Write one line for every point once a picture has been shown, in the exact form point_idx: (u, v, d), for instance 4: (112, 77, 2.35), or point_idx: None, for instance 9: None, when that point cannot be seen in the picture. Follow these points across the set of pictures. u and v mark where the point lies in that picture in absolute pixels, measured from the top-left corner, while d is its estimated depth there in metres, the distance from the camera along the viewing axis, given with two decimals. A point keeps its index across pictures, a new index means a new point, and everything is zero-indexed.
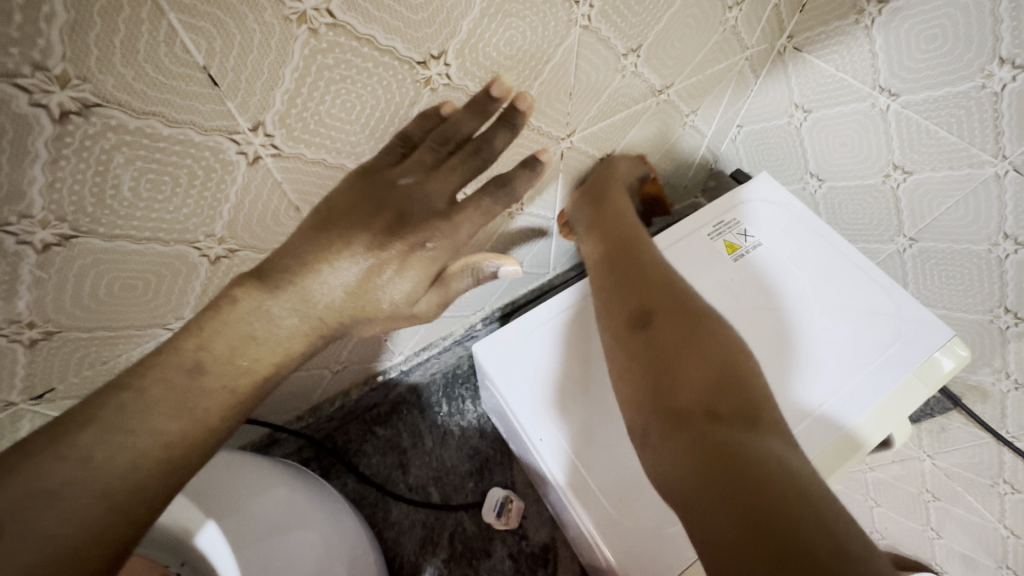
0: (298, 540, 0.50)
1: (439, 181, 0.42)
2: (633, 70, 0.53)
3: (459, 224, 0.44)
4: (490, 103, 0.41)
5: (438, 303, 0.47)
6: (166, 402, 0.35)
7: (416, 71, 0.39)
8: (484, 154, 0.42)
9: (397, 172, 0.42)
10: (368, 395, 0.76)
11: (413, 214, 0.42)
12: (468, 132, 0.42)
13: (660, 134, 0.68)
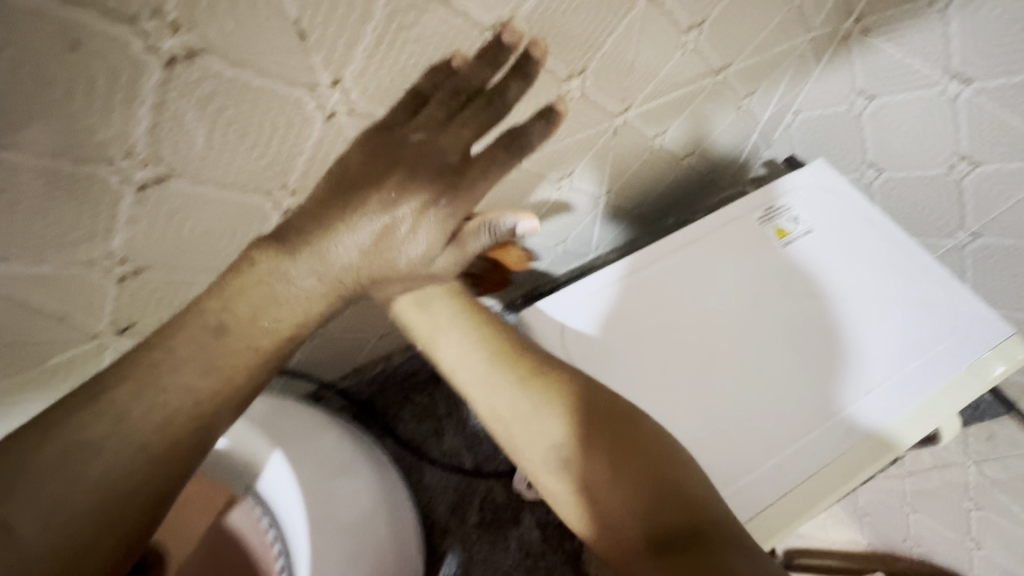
0: (344, 486, 0.53)
1: (450, 137, 0.39)
2: (694, 47, 0.53)
3: (471, 186, 0.40)
4: (501, 56, 0.37)
5: (456, 262, 0.45)
6: (196, 359, 0.36)
7: (485, 36, 0.40)
8: (496, 108, 0.38)
9: (410, 129, 0.40)
10: (408, 361, 0.79)
11: (417, 172, 0.39)
12: (482, 84, 0.38)
13: (713, 116, 0.68)
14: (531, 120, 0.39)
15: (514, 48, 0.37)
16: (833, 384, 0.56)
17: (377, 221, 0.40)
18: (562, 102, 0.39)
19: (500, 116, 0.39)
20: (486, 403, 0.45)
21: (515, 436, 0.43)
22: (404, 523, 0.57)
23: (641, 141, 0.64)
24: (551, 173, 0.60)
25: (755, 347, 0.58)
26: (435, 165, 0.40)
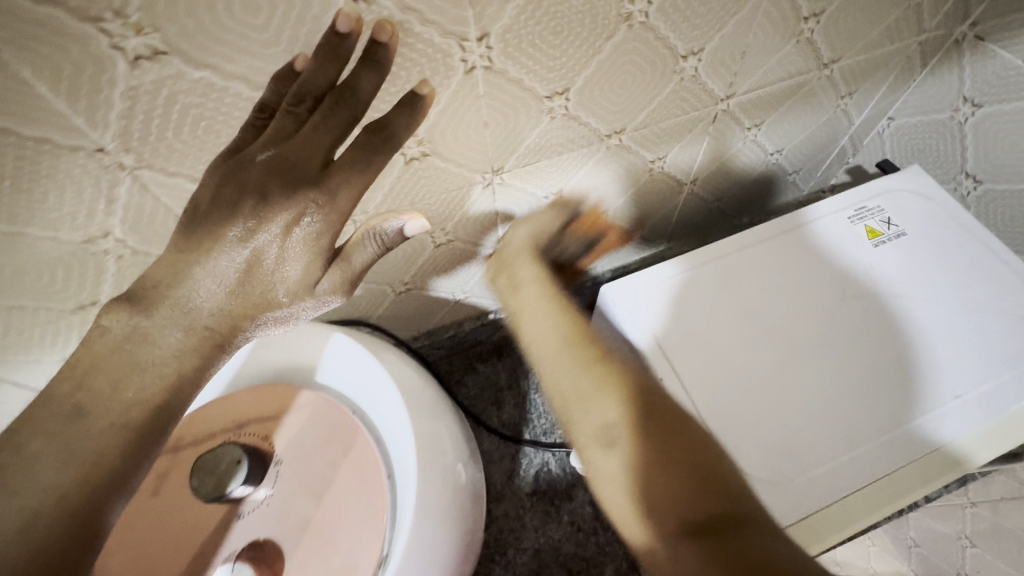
0: (421, 427, 0.49)
1: (297, 151, 0.36)
2: (808, 37, 0.54)
3: (336, 191, 0.37)
4: (344, 43, 0.34)
5: (347, 278, 0.44)
6: (53, 450, 0.33)
7: (622, 5, 0.42)
8: (344, 105, 0.35)
9: (255, 149, 0.37)
10: (476, 331, 0.82)
11: (271, 199, 0.37)
12: (330, 82, 0.36)
13: (809, 113, 0.67)
14: (393, 112, 0.37)
15: (354, 36, 0.34)
16: (922, 387, 0.54)
17: (239, 251, 0.38)
18: (427, 84, 0.37)
19: (357, 114, 0.36)
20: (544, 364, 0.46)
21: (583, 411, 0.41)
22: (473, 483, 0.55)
23: (736, 130, 0.65)
24: (647, 151, 0.62)
25: (843, 343, 0.57)
26: (291, 185, 0.36)
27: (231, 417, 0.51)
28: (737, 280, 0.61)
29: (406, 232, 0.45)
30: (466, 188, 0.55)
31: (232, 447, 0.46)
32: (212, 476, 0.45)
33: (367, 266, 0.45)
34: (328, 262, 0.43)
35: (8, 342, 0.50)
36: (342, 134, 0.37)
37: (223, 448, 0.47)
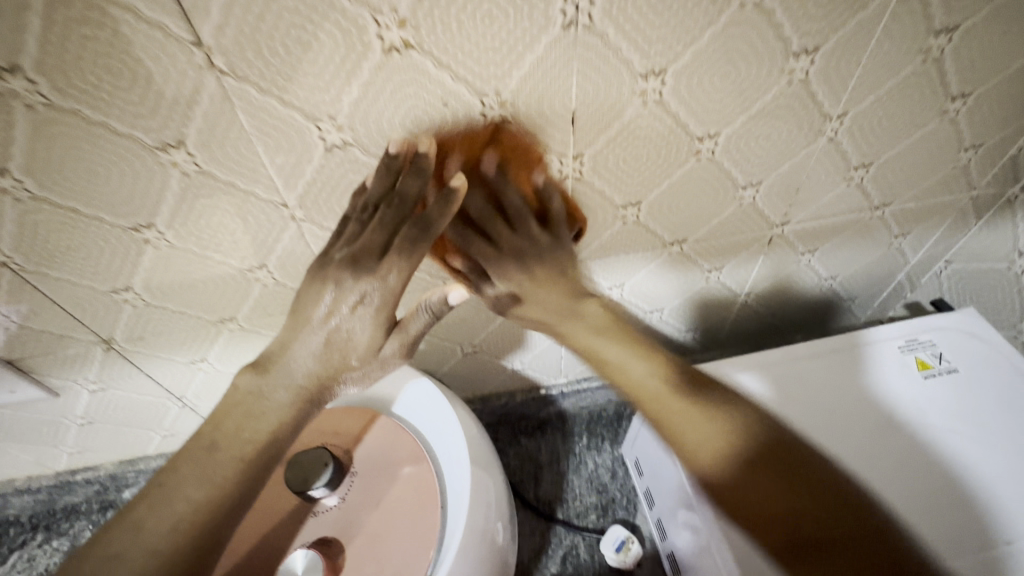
0: (476, 476, 0.54)
1: (359, 248, 0.46)
2: (859, 182, 0.61)
3: (388, 274, 0.46)
4: (395, 162, 0.43)
5: (403, 345, 0.52)
6: (195, 476, 0.44)
7: (693, 142, 0.52)
8: (397, 204, 0.44)
9: (337, 250, 0.48)
10: (527, 403, 0.88)
11: (344, 283, 0.47)
12: (387, 188, 0.44)
13: (862, 247, 0.73)
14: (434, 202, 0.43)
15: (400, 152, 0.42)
16: (972, 528, 0.53)
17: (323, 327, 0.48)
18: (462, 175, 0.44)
19: (410, 211, 0.44)
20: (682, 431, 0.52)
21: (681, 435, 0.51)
22: (507, 553, 0.56)
23: (791, 253, 0.71)
24: (706, 261, 0.69)
25: (887, 466, 0.58)
26: (360, 271, 0.46)
27: (320, 429, 0.60)
28: (781, 389, 0.65)
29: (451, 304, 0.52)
30: None
31: (322, 450, 0.55)
32: (304, 469, 0.55)
33: (419, 333, 0.53)
34: (386, 330, 0.51)
35: (160, 340, 0.62)
36: (393, 230, 0.45)
37: (311, 451, 0.56)
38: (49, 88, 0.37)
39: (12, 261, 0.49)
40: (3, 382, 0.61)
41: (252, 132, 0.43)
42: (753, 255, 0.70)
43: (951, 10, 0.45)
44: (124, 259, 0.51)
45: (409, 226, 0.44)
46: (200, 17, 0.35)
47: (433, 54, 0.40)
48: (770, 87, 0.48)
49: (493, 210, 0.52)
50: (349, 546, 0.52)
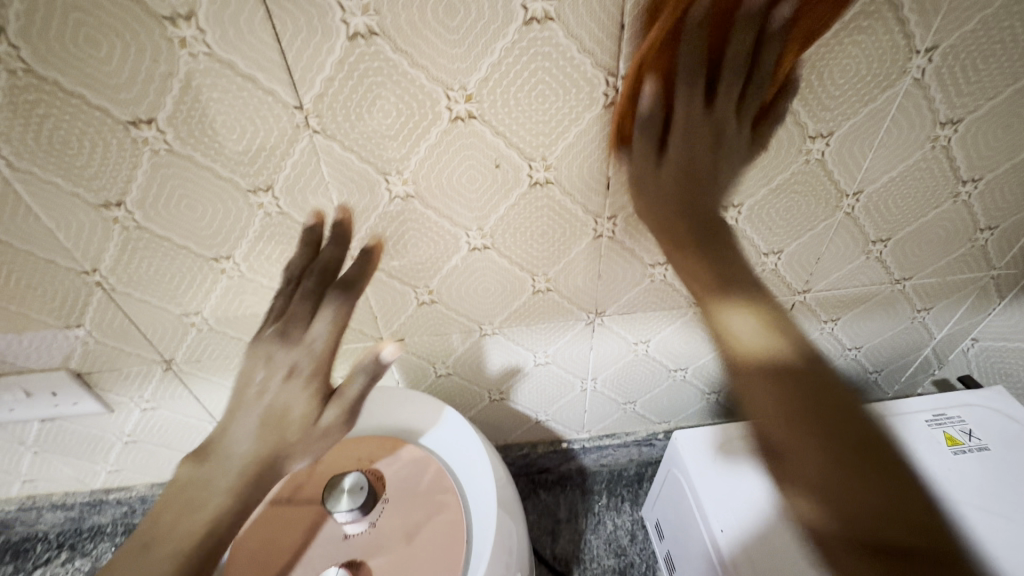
0: (501, 521, 0.55)
1: (291, 316, 0.48)
2: (877, 255, 0.64)
3: (312, 333, 0.47)
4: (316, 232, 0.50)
5: (343, 413, 0.50)
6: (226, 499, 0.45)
7: (718, 211, 0.57)
8: (308, 248, 0.50)
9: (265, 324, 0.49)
10: (548, 456, 0.89)
11: (275, 354, 0.47)
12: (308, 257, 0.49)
13: (885, 319, 0.75)
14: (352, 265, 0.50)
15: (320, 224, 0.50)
16: None
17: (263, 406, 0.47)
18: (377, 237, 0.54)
19: (334, 272, 0.49)
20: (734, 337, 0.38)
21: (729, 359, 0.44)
22: None
23: (814, 321, 0.73)
24: None
25: None
26: (290, 340, 0.47)
27: (356, 455, 0.63)
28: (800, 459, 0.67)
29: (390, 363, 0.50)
30: (573, 322, 0.67)
31: (359, 474, 0.58)
32: (339, 491, 0.56)
33: (360, 397, 0.50)
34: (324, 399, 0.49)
35: (213, 364, 0.67)
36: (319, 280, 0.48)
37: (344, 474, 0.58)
38: (173, 137, 0.45)
39: (105, 281, 0.55)
40: (68, 394, 0.66)
41: (331, 181, 0.50)
42: None
43: (954, 105, 0.51)
44: (200, 285, 0.57)
45: (332, 287, 0.48)
46: (306, 87, 0.43)
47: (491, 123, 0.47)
48: (789, 164, 0.53)
49: (658, 131, 0.44)
50: (375, 570, 0.53)
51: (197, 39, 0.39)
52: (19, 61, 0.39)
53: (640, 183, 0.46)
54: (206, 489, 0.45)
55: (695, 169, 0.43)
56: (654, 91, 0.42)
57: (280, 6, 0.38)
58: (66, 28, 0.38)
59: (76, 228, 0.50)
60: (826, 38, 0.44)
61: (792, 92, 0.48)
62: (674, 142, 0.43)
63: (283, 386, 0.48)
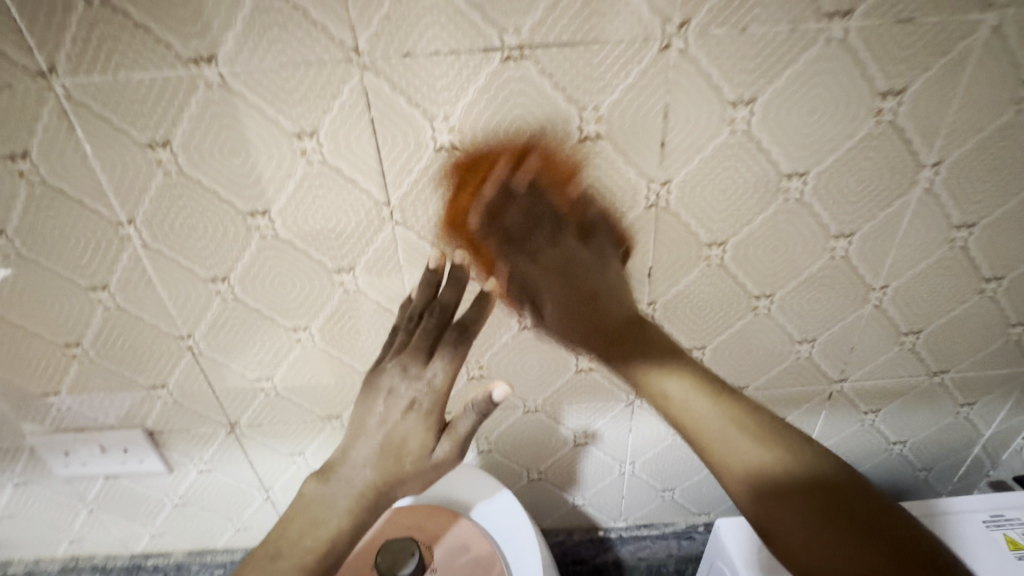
0: None
1: (410, 354, 0.55)
2: (911, 347, 0.67)
3: (432, 376, 0.54)
4: (435, 277, 0.53)
5: (453, 449, 0.54)
6: None
7: (751, 300, 0.61)
8: (439, 312, 0.54)
9: (385, 360, 0.57)
10: (584, 544, 0.87)
11: (397, 388, 0.55)
12: (430, 295, 0.54)
13: (928, 413, 0.74)
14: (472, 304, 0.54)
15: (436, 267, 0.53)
16: None
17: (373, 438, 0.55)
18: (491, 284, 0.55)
19: (450, 317, 0.54)
20: (681, 412, 0.54)
21: (717, 440, 0.51)
22: None
23: (855, 411, 0.74)
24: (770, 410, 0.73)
25: None
26: (410, 377, 0.55)
27: (406, 524, 0.63)
28: None
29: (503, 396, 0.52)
30: (613, 403, 0.70)
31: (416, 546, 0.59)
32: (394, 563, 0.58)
33: (470, 432, 0.54)
34: (438, 433, 0.54)
35: (272, 429, 0.72)
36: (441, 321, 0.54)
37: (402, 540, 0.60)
38: (280, 225, 0.54)
39: (195, 345, 0.62)
40: (137, 451, 0.71)
41: (404, 265, 0.57)
42: (817, 409, 0.73)
43: (965, 210, 0.56)
44: (275, 353, 0.63)
45: (450, 329, 0.54)
46: (394, 187, 0.52)
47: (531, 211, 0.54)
48: (815, 260, 0.58)
49: (523, 248, 0.55)
50: None
51: (315, 149, 0.49)
52: (176, 163, 0.50)
53: (537, 281, 0.57)
54: (328, 509, 0.53)
55: (574, 262, 0.56)
56: (533, 195, 0.53)
57: (384, 125, 0.48)
58: (218, 140, 0.49)
59: (184, 298, 0.58)
60: (838, 154, 0.51)
61: (812, 198, 0.54)
62: (547, 250, 0.56)
63: (402, 419, 0.54)
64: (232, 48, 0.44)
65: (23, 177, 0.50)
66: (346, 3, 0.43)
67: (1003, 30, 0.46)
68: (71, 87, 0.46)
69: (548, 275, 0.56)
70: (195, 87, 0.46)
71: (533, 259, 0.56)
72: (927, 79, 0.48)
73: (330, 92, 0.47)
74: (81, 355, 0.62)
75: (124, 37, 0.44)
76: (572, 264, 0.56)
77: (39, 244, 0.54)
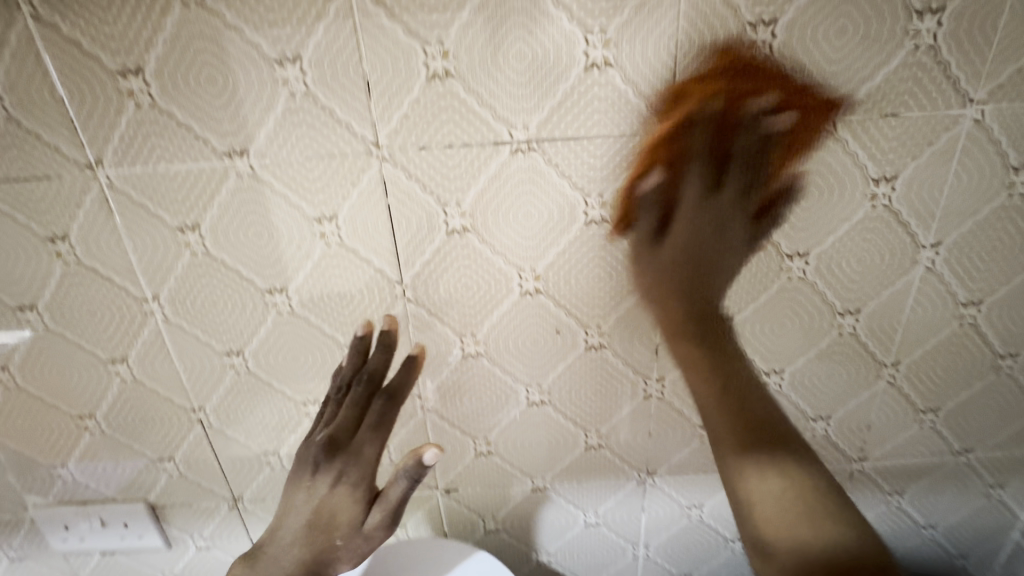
0: None
1: (337, 427, 0.53)
2: (930, 425, 0.65)
3: (360, 448, 0.52)
4: (363, 343, 0.54)
5: (384, 519, 0.52)
6: None
7: (761, 376, 0.61)
8: (368, 381, 0.54)
9: (318, 431, 0.55)
10: None
11: (322, 465, 0.52)
12: (355, 366, 0.55)
13: (956, 495, 0.71)
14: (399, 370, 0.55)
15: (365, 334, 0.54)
16: None
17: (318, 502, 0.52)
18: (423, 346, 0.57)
19: (379, 384, 0.54)
20: (757, 506, 0.45)
21: (773, 520, 0.43)
22: None
23: (879, 493, 0.70)
24: None
25: None
26: (336, 451, 0.52)
27: None
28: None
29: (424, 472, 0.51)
30: (625, 481, 0.68)
31: None
32: None
33: (402, 499, 0.52)
34: (368, 501, 0.53)
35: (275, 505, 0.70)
36: (367, 391, 0.54)
37: None
38: (297, 302, 0.56)
39: (205, 418, 0.63)
40: (137, 526, 0.70)
41: (415, 340, 0.58)
42: (839, 490, 0.70)
43: (970, 288, 0.56)
44: (284, 426, 0.63)
45: (376, 398, 0.54)
46: (407, 267, 0.54)
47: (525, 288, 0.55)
48: (823, 336, 0.58)
49: (656, 207, 0.52)
50: None
51: (333, 232, 0.52)
52: (203, 245, 0.53)
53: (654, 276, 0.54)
54: None
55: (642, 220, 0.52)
56: (665, 180, 0.51)
57: (400, 210, 0.51)
58: (244, 224, 0.52)
59: (198, 371, 0.60)
60: (837, 236, 0.53)
61: (815, 277, 0.55)
62: (675, 227, 0.52)
63: (330, 494, 0.52)
64: (264, 143, 0.48)
65: (60, 257, 0.53)
66: (369, 104, 0.47)
67: (985, 123, 0.49)
68: (114, 177, 0.50)
69: (668, 262, 0.53)
70: (227, 177, 0.50)
71: (648, 237, 0.53)
72: (917, 167, 0.50)
73: (351, 181, 0.50)
74: (93, 427, 0.63)
75: (167, 135, 0.48)
76: (692, 258, 0.52)
77: (67, 319, 0.56)
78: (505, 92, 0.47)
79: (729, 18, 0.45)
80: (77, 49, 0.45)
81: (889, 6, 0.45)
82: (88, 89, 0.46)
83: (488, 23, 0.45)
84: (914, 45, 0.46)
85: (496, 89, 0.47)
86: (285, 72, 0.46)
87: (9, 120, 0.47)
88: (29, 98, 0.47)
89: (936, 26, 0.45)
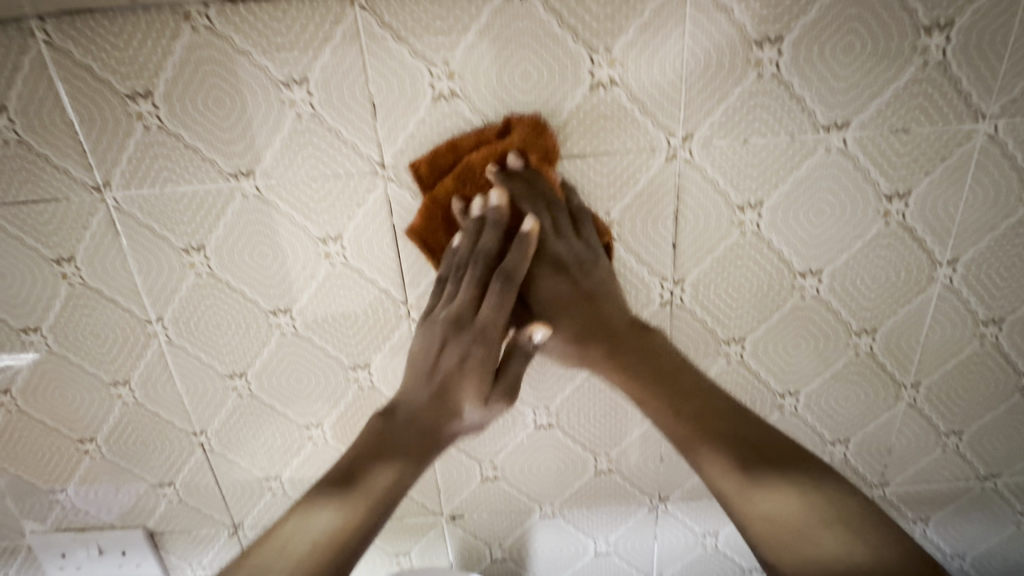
0: None
1: (462, 305, 0.50)
2: (954, 448, 0.62)
3: (487, 332, 0.50)
4: (479, 219, 0.49)
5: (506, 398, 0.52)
6: None
7: (776, 398, 0.59)
8: (484, 262, 0.49)
9: (438, 309, 0.51)
10: None
11: (449, 347, 0.50)
12: (470, 244, 0.49)
13: (984, 523, 0.68)
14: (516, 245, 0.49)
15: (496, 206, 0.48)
16: None
17: None
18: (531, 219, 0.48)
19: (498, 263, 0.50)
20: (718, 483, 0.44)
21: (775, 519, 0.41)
22: None
23: (903, 521, 0.67)
24: None
25: None
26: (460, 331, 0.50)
27: None
28: None
29: (531, 351, 0.52)
30: (636, 507, 0.66)
31: None
32: None
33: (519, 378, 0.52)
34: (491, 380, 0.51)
35: None
36: (488, 267, 0.50)
37: None
38: (301, 322, 0.55)
39: (207, 442, 0.62)
40: (135, 554, 0.68)
41: None
42: None
43: (990, 307, 0.55)
44: (288, 449, 0.62)
45: (493, 279, 0.50)
46: (412, 287, 0.53)
47: (531, 312, 0.53)
48: (839, 356, 0.57)
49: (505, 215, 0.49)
50: None
51: (338, 252, 0.52)
52: (208, 266, 0.52)
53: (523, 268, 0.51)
54: None
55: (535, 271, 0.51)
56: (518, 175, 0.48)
57: (406, 229, 0.51)
58: (249, 245, 0.51)
59: (200, 393, 0.59)
60: (851, 253, 0.52)
61: (829, 294, 0.54)
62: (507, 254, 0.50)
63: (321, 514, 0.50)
64: (270, 164, 0.49)
65: (65, 278, 0.53)
66: (375, 124, 0.47)
67: (998, 138, 0.48)
68: (121, 198, 0.50)
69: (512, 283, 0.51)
70: (233, 198, 0.50)
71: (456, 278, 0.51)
72: (929, 184, 0.49)
73: (357, 201, 0.50)
74: (94, 451, 0.62)
75: (175, 156, 0.48)
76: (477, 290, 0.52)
77: (70, 341, 0.56)
78: (511, 111, 0.47)
79: (735, 36, 0.45)
80: (89, 73, 0.45)
81: (896, 23, 0.44)
82: (98, 111, 0.47)
83: (494, 44, 0.45)
84: (924, 61, 0.45)
85: (502, 109, 0.47)
86: (292, 93, 0.46)
87: (20, 144, 0.48)
88: (40, 120, 0.47)
89: (944, 42, 0.45)
